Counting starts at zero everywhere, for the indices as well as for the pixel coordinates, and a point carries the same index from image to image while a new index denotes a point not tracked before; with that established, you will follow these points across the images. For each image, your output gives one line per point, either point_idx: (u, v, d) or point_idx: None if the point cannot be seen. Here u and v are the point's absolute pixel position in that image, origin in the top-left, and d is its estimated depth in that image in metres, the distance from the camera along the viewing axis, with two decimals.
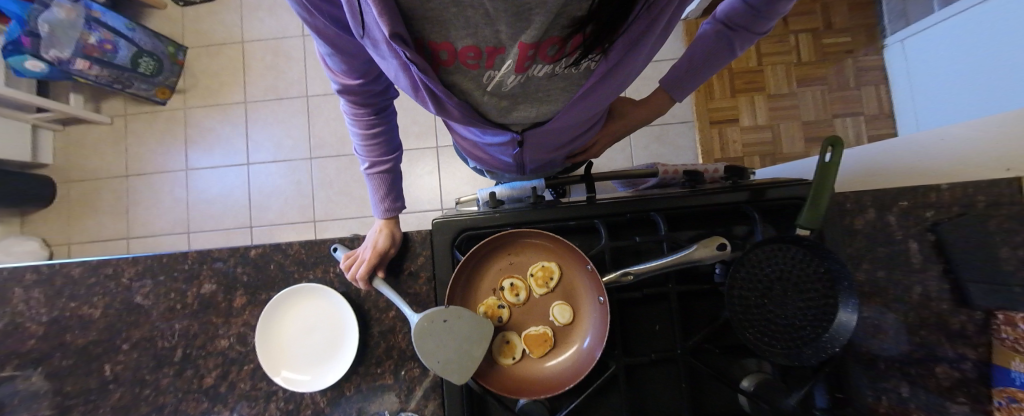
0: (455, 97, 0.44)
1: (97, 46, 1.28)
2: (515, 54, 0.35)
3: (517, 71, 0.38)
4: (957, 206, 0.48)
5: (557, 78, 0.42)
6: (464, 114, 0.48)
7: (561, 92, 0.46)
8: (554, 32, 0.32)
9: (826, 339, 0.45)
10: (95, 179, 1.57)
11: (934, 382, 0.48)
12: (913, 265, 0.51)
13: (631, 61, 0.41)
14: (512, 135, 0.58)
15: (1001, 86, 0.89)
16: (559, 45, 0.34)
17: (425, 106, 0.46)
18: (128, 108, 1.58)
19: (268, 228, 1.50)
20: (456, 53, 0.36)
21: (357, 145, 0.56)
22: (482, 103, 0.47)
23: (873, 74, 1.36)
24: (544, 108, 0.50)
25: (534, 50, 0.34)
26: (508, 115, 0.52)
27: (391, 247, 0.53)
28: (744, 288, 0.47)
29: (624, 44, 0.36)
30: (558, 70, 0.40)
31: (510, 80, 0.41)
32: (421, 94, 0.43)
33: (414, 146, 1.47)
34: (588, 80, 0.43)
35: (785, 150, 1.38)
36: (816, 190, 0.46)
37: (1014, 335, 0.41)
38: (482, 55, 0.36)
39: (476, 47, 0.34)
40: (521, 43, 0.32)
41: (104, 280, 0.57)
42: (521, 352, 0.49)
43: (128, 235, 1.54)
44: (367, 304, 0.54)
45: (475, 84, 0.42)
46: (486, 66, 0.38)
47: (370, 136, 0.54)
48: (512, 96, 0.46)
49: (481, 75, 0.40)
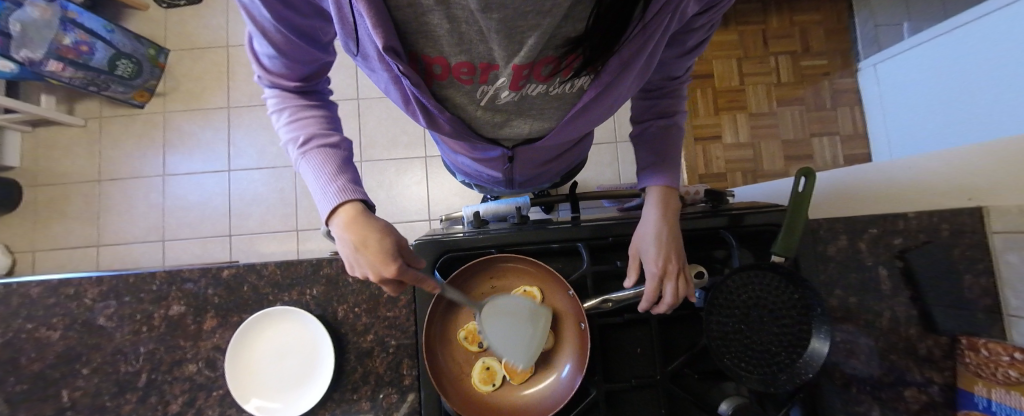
0: (448, 111, 0.40)
1: (71, 48, 1.24)
2: (510, 73, 0.32)
3: (512, 89, 0.35)
4: (922, 233, 0.48)
5: (552, 95, 0.40)
6: (455, 129, 0.44)
7: (553, 111, 0.44)
8: (548, 51, 0.29)
9: (800, 365, 0.46)
10: (65, 183, 1.50)
11: (903, 406, 0.49)
12: (883, 291, 0.52)
13: (625, 82, 0.38)
14: (501, 151, 0.56)
15: (971, 111, 0.92)
16: (554, 65, 0.31)
17: (415, 120, 0.43)
18: (104, 111, 1.52)
19: (248, 237, 1.46)
20: (451, 68, 0.32)
21: (287, 141, 0.38)
22: (474, 118, 0.44)
23: (848, 96, 1.41)
24: (536, 124, 0.48)
25: (528, 70, 0.31)
26: (500, 130, 0.49)
27: (368, 254, 0.36)
28: (721, 315, 0.48)
29: (619, 61, 0.33)
30: (553, 88, 0.37)
31: (505, 96, 0.38)
32: (412, 107, 0.39)
33: (402, 156, 1.46)
34: (578, 101, 0.40)
35: (766, 167, 1.41)
36: (791, 218, 0.48)
37: (978, 360, 0.40)
38: (476, 71, 0.33)
39: (470, 63, 0.31)
40: (515, 64, 0.30)
41: (65, 301, 0.54)
42: (501, 379, 0.49)
43: (99, 242, 1.48)
44: (344, 328, 0.53)
45: (469, 98, 0.39)
46: (480, 82, 0.35)
47: (308, 118, 0.37)
48: (505, 112, 0.43)
49: (474, 90, 0.37)
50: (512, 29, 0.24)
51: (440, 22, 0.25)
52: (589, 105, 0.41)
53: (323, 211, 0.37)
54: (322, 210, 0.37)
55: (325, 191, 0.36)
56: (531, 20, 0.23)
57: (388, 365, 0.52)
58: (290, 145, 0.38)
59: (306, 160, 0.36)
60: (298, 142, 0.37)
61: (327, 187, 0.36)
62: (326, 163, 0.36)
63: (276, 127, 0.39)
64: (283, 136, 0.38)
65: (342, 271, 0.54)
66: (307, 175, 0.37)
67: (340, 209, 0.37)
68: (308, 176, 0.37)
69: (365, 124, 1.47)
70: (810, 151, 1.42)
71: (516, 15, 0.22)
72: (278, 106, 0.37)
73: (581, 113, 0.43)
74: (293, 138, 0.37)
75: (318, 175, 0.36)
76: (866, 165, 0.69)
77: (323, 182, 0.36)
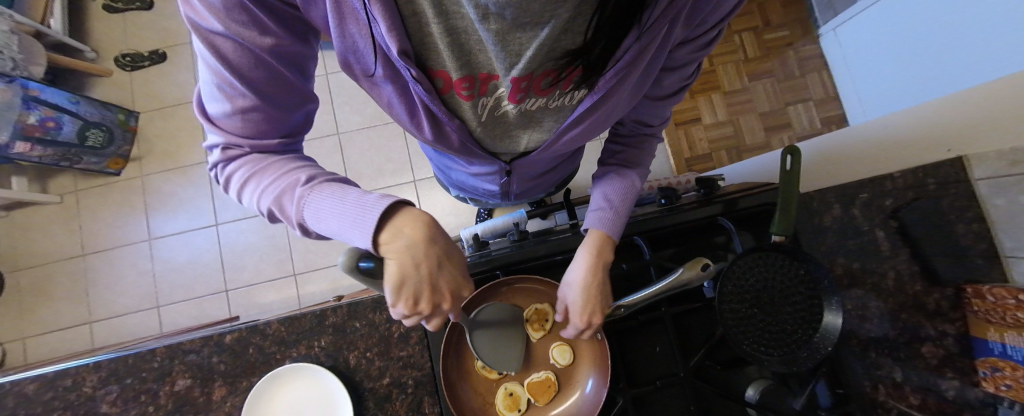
0: (456, 120, 0.39)
1: (37, 125, 1.22)
2: (509, 85, 0.32)
3: (511, 102, 0.36)
4: (910, 191, 0.55)
5: (549, 109, 0.40)
6: (463, 140, 0.44)
7: (551, 122, 0.44)
8: (546, 65, 0.29)
9: (818, 339, 0.46)
10: (47, 263, 1.45)
11: (923, 362, 0.50)
12: (884, 253, 0.56)
13: (620, 92, 0.38)
14: (499, 166, 0.56)
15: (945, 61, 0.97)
16: (554, 77, 0.31)
17: (423, 133, 0.42)
18: (79, 184, 1.48)
19: (245, 289, 1.43)
20: (452, 82, 0.32)
21: (272, 197, 0.26)
22: (478, 132, 0.44)
23: (814, 62, 1.46)
24: (533, 137, 0.48)
25: (527, 82, 0.31)
26: (501, 144, 0.49)
27: (446, 297, 0.28)
28: (733, 301, 0.49)
29: (616, 72, 0.32)
30: (551, 101, 0.38)
31: (506, 107, 0.38)
32: (419, 118, 0.38)
33: (391, 183, 1.44)
34: (575, 112, 0.41)
35: (748, 141, 1.43)
36: (784, 196, 0.49)
37: (984, 307, 0.46)
38: (476, 83, 0.32)
39: (470, 75, 0.31)
40: (513, 77, 0.30)
41: (63, 393, 0.52)
42: (526, 402, 0.48)
43: (90, 318, 1.43)
44: (358, 376, 0.52)
45: (472, 114, 0.39)
46: (480, 94, 0.35)
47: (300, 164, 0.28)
48: (505, 124, 0.43)
49: (473, 105, 0.37)
50: (507, 38, 0.23)
51: (439, 37, 0.25)
52: (587, 114, 0.42)
53: (360, 243, 0.24)
54: (375, 234, 0.24)
55: (363, 208, 0.24)
56: (528, 31, 0.23)
57: (410, 406, 0.50)
58: (280, 199, 0.26)
59: (310, 199, 0.25)
60: (298, 182, 0.26)
61: (365, 201, 0.24)
62: (344, 186, 0.26)
63: (254, 201, 0.28)
64: (266, 204, 0.27)
65: (348, 317, 0.53)
66: (318, 221, 0.25)
67: (402, 219, 0.25)
68: (318, 219, 0.25)
69: (349, 157, 1.46)
70: (788, 120, 1.44)
71: (513, 26, 0.22)
72: (254, 167, 0.27)
73: (577, 122, 0.43)
74: (286, 180, 0.26)
75: (339, 201, 0.24)
76: (846, 130, 0.71)
77: (346, 208, 0.24)
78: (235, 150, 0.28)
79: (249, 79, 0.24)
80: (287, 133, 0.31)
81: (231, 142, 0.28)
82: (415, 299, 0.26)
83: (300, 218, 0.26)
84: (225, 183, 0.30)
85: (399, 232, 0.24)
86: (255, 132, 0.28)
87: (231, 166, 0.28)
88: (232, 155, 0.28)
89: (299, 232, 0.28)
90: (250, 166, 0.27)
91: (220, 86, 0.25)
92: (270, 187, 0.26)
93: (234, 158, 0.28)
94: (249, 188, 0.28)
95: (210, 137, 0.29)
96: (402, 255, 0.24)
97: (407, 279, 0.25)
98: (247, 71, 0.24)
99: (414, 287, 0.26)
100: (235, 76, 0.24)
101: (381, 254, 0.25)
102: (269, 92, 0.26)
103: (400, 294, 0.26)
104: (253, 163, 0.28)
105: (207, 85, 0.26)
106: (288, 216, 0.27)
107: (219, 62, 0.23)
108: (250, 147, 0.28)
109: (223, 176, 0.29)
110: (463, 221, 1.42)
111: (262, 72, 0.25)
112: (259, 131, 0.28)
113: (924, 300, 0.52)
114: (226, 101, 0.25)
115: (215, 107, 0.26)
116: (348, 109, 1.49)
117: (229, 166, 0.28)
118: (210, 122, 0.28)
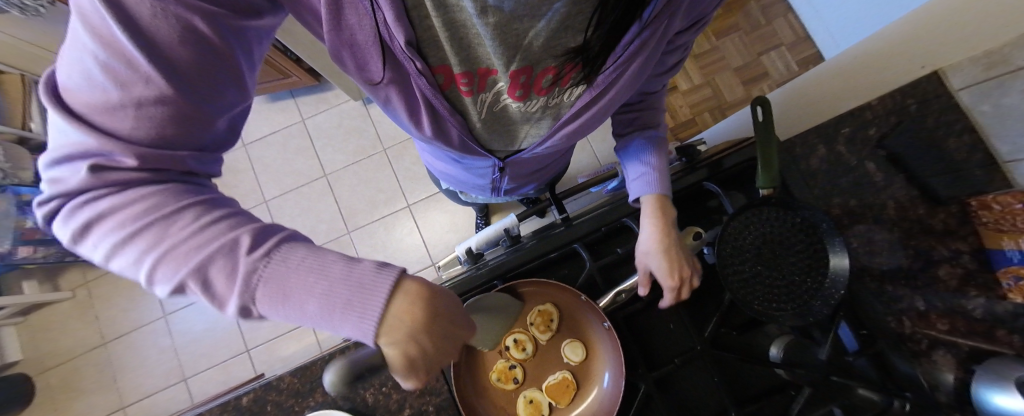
0: (456, 115, 0.40)
1: (37, 228, 1.28)
2: (508, 79, 0.33)
3: (516, 101, 0.38)
4: (893, 116, 0.55)
5: (549, 108, 0.42)
6: (463, 136, 0.45)
7: (552, 117, 0.45)
8: (547, 62, 0.31)
9: (828, 285, 0.45)
10: (71, 358, 1.47)
11: (942, 285, 0.49)
12: (878, 184, 0.54)
13: (621, 88, 0.41)
14: (494, 161, 0.54)
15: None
16: (554, 76, 0.34)
17: (421, 132, 0.42)
18: (88, 275, 1.51)
19: (265, 345, 1.44)
20: (452, 77, 0.33)
21: (182, 259, 0.19)
22: (476, 128, 0.45)
23: (778, 7, 1.44)
24: (531, 130, 0.48)
25: (527, 77, 0.33)
26: (500, 138, 0.49)
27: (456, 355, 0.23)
28: (734, 262, 0.48)
29: (616, 65, 0.34)
30: (551, 100, 0.40)
31: (505, 102, 0.40)
32: (419, 115, 0.39)
33: (386, 212, 1.45)
34: (573, 108, 0.42)
35: (729, 98, 1.42)
36: (764, 148, 0.48)
37: (993, 217, 0.45)
38: (475, 78, 0.33)
39: (470, 71, 0.32)
40: (512, 71, 0.31)
41: None
42: (548, 406, 0.48)
43: (122, 404, 1.44)
44: (378, 412, 0.51)
45: (476, 109, 0.40)
46: (479, 90, 0.36)
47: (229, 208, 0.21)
48: (505, 119, 0.45)
49: (474, 101, 0.38)
50: (506, 32, 0.25)
51: (440, 30, 0.26)
52: (586, 111, 0.43)
53: (347, 325, 0.20)
54: (371, 324, 0.20)
55: (357, 288, 0.20)
56: (527, 22, 0.25)
57: None
58: (198, 266, 0.19)
59: (269, 269, 0.20)
60: (237, 246, 0.20)
61: (358, 277, 0.20)
62: (317, 252, 0.21)
63: (133, 256, 0.19)
64: (180, 268, 0.19)
65: None
66: (287, 296, 0.19)
67: (403, 302, 0.20)
68: (291, 293, 0.19)
69: (341, 196, 1.47)
70: (764, 69, 1.42)
71: (511, 18, 0.24)
72: (139, 216, 0.19)
73: (577, 117, 0.44)
74: (220, 241, 0.19)
75: (320, 275, 0.20)
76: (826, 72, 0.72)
77: (335, 280, 0.20)
78: (116, 171, 0.19)
79: (168, 58, 0.18)
80: (201, 147, 0.23)
81: (98, 163, 0.19)
82: (424, 388, 0.21)
83: (246, 289, 0.19)
84: (81, 229, 0.19)
85: (399, 319, 0.20)
86: (154, 141, 0.20)
87: (108, 199, 0.19)
88: (93, 191, 0.19)
89: (231, 310, 0.20)
90: (130, 216, 0.19)
91: (104, 69, 0.17)
92: (191, 250, 0.19)
93: (105, 187, 0.19)
94: (138, 239, 0.19)
95: (60, 141, 0.19)
96: (406, 339, 0.20)
97: (416, 367, 0.20)
98: (167, 46, 0.18)
99: (423, 364, 0.21)
100: (142, 52, 0.17)
101: (379, 344, 0.20)
102: (190, 78, 0.20)
103: (408, 384, 0.21)
104: (151, 208, 0.19)
105: (74, 70, 0.18)
106: (217, 288, 0.20)
107: (117, 27, 0.16)
108: (135, 159, 0.19)
109: (77, 213, 0.19)
110: (464, 236, 1.42)
111: (187, 49, 0.19)
112: (162, 139, 0.20)
113: (929, 222, 0.51)
114: (108, 87, 0.18)
115: (86, 96, 0.18)
116: (331, 150, 1.50)
117: (101, 202, 0.19)
118: (70, 118, 0.18)
